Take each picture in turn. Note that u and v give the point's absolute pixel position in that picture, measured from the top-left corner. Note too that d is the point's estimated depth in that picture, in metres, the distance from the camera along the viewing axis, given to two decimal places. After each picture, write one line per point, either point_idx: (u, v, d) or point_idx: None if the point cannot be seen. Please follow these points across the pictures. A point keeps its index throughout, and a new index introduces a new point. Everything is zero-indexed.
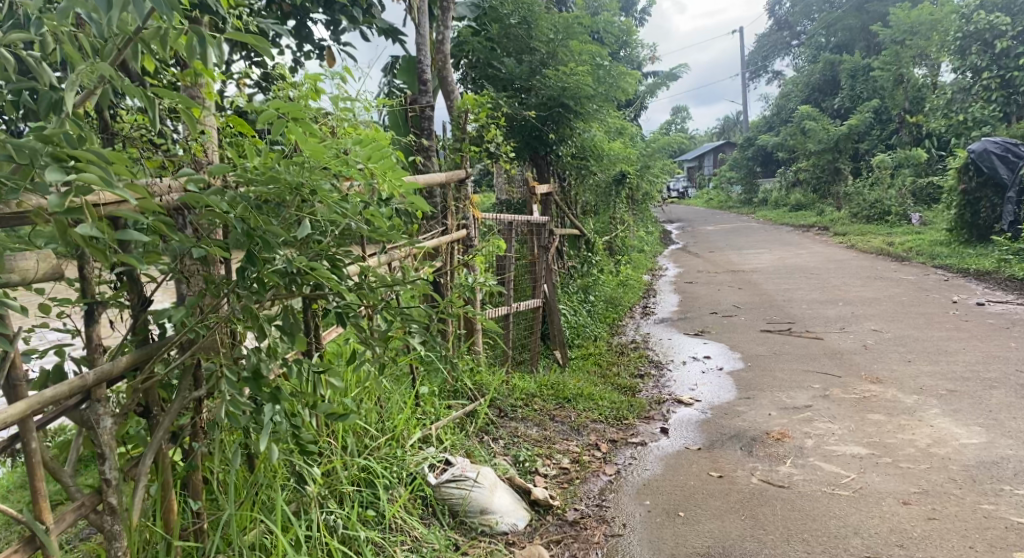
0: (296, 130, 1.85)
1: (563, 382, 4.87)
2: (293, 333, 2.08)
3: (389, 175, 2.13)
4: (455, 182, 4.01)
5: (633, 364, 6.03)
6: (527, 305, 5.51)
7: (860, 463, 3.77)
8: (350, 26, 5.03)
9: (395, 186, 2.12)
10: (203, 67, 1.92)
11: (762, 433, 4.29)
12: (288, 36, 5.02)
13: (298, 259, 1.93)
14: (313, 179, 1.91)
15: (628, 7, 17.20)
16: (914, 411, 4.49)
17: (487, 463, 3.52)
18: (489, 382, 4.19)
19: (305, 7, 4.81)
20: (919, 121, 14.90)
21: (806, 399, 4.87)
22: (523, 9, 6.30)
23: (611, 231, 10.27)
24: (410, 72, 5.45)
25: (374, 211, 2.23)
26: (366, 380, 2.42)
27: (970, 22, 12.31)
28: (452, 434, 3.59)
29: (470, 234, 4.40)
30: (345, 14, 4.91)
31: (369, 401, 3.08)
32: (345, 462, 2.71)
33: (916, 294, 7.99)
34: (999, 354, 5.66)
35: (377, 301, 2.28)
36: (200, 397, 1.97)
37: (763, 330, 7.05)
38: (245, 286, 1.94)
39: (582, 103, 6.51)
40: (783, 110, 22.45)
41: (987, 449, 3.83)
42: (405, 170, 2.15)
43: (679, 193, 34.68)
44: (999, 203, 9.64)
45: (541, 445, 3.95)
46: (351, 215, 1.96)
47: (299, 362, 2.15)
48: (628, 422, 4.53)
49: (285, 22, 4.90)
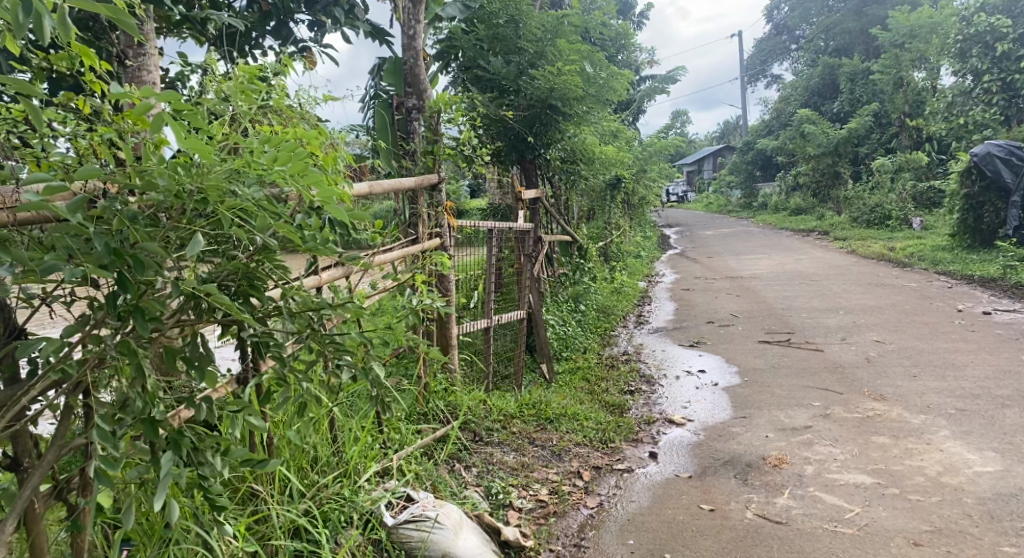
0: (172, 125, 1.56)
1: (544, 401, 4.52)
2: (201, 366, 1.80)
3: (321, 198, 1.82)
4: (425, 185, 3.75)
5: (623, 378, 5.69)
6: (510, 316, 5.16)
7: (864, 494, 3.44)
8: (333, 28, 4.66)
9: (328, 210, 1.82)
10: (78, 49, 1.65)
11: (758, 458, 3.97)
12: (268, 37, 4.66)
13: (185, 283, 1.63)
14: (217, 183, 1.65)
15: (626, 11, 16.96)
16: (922, 434, 4.16)
17: (454, 498, 3.18)
18: (463, 402, 3.83)
19: (286, 7, 4.46)
20: (920, 124, 14.59)
21: (805, 419, 4.54)
22: (510, 9, 6.01)
23: (604, 237, 9.97)
24: (397, 74, 5.02)
25: (296, 224, 1.95)
26: (297, 419, 2.11)
27: (970, 25, 12.06)
28: (417, 465, 3.23)
29: (444, 242, 4.04)
30: (329, 14, 4.57)
31: (318, 434, 2.79)
32: (282, 508, 2.41)
33: (919, 302, 7.69)
34: (1011, 369, 5.34)
35: (304, 329, 1.97)
36: (75, 446, 1.66)
37: (760, 341, 6.73)
38: (119, 314, 1.63)
39: (571, 104, 6.15)
40: (782, 114, 22.08)
41: (1003, 479, 3.51)
42: (330, 174, 1.80)
43: (678, 198, 34.35)
44: (1004, 207, 9.37)
45: (518, 473, 3.62)
46: (245, 228, 1.66)
47: (208, 403, 1.84)
48: (615, 446, 4.22)
49: (265, 23, 4.53)
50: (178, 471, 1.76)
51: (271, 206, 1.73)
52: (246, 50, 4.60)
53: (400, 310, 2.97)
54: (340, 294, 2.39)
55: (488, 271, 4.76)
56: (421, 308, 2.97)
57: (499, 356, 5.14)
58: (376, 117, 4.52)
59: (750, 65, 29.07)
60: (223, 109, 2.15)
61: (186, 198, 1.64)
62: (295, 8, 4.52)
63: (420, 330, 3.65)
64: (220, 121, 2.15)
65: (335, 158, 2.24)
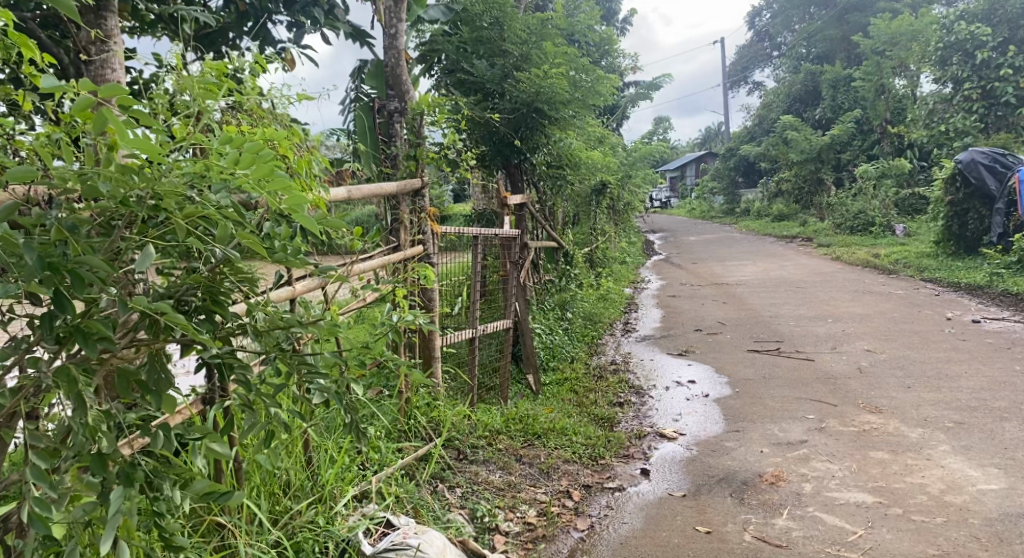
0: (115, 123, 1.40)
1: (532, 415, 4.34)
2: (158, 390, 1.62)
3: (288, 206, 1.64)
4: (407, 190, 3.59)
5: (611, 389, 5.53)
6: (495, 326, 4.99)
7: (866, 515, 3.31)
8: (313, 29, 4.48)
9: (296, 219, 1.64)
10: (16, 36, 1.48)
11: (753, 475, 3.82)
12: (246, 39, 4.46)
13: (132, 301, 1.45)
14: (174, 189, 1.48)
15: (610, 17, 16.89)
16: (921, 449, 4.03)
17: (437, 523, 3.00)
18: (447, 419, 3.66)
19: (264, 6, 4.27)
20: (901, 131, 14.58)
21: (800, 433, 4.40)
22: (495, 9, 5.86)
23: (589, 243, 9.83)
24: (379, 76, 4.84)
25: (264, 235, 1.77)
26: (265, 448, 1.92)
27: (951, 33, 12.07)
28: (397, 487, 3.06)
29: (427, 250, 3.87)
30: (308, 14, 4.38)
31: (291, 457, 2.62)
32: (250, 542, 2.24)
33: (908, 310, 7.60)
34: (1005, 380, 5.23)
35: (272, 349, 1.79)
36: (10, 483, 1.50)
37: (750, 350, 6.60)
38: (57, 337, 1.45)
39: (558, 108, 5.98)
40: (764, 121, 22.06)
41: (1009, 498, 3.37)
42: (300, 181, 1.63)
43: (661, 203, 34.35)
44: (987, 214, 9.31)
45: (504, 493, 3.45)
46: (201, 237, 1.49)
47: (165, 431, 1.65)
48: (605, 462, 4.06)
49: (242, 23, 4.34)
50: (129, 507, 1.57)
51: (233, 214, 1.56)
52: (222, 51, 4.40)
53: (378, 328, 2.78)
54: (313, 310, 2.22)
55: (473, 278, 4.60)
56: (402, 325, 2.79)
57: (484, 367, 4.95)
58: (356, 120, 4.35)
59: (732, 71, 29.06)
60: (184, 108, 1.98)
61: (135, 205, 1.47)
62: (274, 8, 4.33)
63: (402, 343, 3.47)
64: (180, 121, 1.98)
65: (306, 162, 2.06)
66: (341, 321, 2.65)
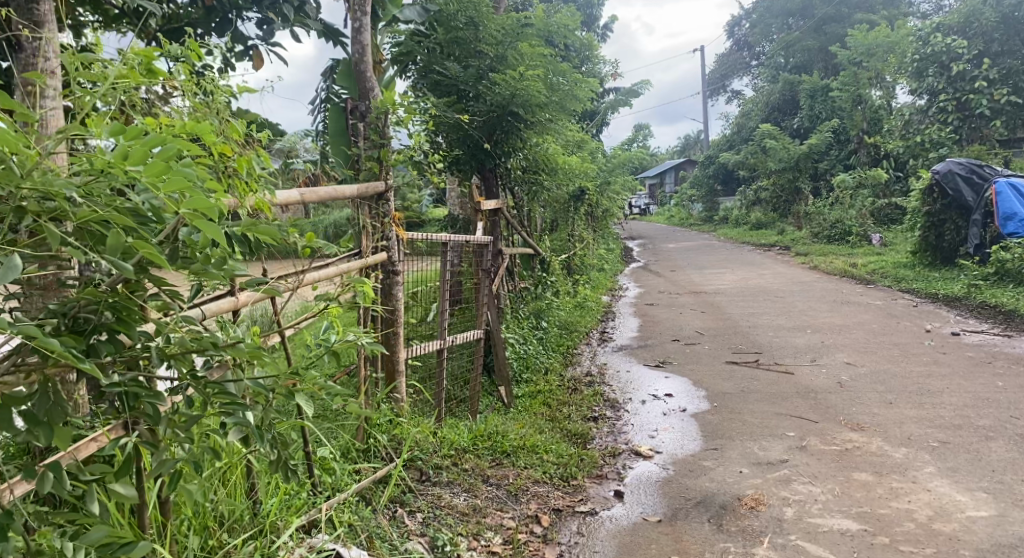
0: None
1: (501, 431, 4.12)
2: (48, 423, 1.41)
3: (189, 214, 1.50)
4: (366, 195, 3.34)
5: (586, 403, 5.32)
6: (466, 336, 4.76)
7: (851, 545, 3.14)
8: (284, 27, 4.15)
9: (198, 225, 1.50)
10: None
11: (732, 498, 3.63)
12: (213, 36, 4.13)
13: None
14: (51, 190, 1.39)
15: (590, 23, 16.73)
16: (906, 471, 3.86)
17: (393, 554, 2.76)
18: (409, 437, 3.41)
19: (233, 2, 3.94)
20: (878, 142, 14.55)
21: (780, 452, 4.21)
22: (470, 9, 5.64)
23: (566, 249, 9.63)
24: (350, 76, 4.59)
25: (180, 241, 1.61)
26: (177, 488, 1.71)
27: (927, 45, 12.03)
28: (351, 514, 2.82)
29: (391, 257, 3.61)
30: (277, 10, 4.03)
31: (231, 481, 2.40)
32: None
33: (886, 321, 7.47)
34: (988, 397, 5.08)
35: (186, 378, 1.62)
36: None
37: (727, 361, 6.43)
38: None
39: (534, 111, 5.77)
40: (742, 129, 22.02)
41: (1000, 526, 3.21)
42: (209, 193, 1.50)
43: (640, 210, 34.37)
44: (964, 226, 9.22)
45: (468, 519, 3.21)
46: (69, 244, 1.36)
47: (57, 470, 1.45)
48: (576, 483, 3.84)
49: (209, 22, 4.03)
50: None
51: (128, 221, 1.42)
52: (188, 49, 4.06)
53: (314, 348, 2.53)
54: (235, 331, 2.00)
55: (442, 285, 4.38)
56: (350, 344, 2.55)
57: (454, 379, 4.74)
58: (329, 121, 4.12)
59: (711, 79, 29.08)
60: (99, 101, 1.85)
61: None
62: (243, 5, 4.02)
63: (362, 356, 3.24)
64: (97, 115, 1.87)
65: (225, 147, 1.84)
66: (285, 337, 2.45)
